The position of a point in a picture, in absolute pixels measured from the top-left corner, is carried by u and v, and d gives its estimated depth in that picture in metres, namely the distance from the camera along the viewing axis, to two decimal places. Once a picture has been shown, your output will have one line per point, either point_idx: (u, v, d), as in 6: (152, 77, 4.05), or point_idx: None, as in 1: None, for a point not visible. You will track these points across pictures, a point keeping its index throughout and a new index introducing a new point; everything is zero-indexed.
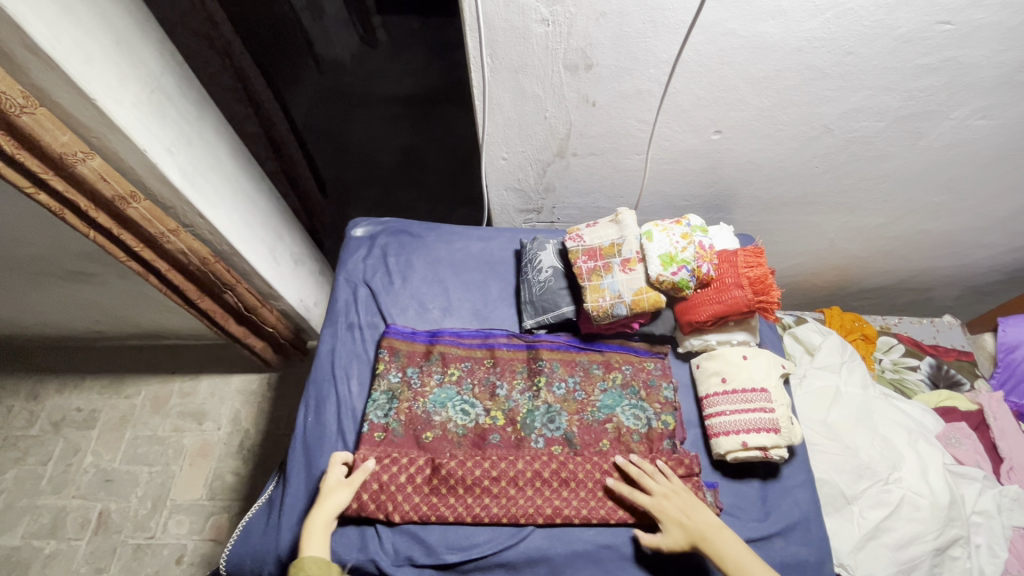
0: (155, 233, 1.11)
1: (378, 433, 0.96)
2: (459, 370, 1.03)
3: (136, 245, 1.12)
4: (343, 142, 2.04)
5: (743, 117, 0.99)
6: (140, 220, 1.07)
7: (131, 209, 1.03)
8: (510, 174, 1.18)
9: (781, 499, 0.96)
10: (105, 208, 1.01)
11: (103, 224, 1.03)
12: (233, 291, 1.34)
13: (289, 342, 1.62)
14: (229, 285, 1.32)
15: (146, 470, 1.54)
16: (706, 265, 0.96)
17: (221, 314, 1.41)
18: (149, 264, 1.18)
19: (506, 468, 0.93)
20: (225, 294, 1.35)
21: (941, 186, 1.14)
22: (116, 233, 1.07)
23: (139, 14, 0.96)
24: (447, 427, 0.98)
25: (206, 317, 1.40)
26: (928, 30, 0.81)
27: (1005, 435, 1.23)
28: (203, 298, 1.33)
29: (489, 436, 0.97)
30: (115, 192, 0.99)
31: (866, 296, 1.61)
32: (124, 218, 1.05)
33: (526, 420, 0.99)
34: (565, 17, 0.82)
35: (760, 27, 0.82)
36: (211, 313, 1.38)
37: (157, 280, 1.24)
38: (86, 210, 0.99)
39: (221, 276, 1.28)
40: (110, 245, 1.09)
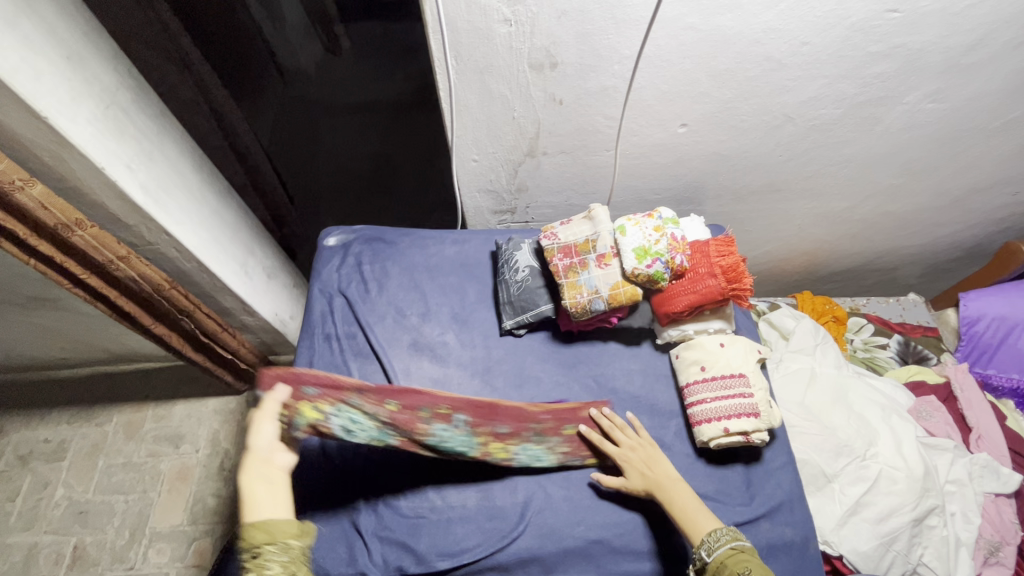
0: (103, 260, 1.08)
1: (313, 417, 0.86)
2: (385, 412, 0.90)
3: (81, 274, 1.09)
4: (310, 149, 2.01)
5: (705, 110, 1.01)
6: (86, 248, 1.04)
7: (76, 235, 1.00)
8: (481, 175, 1.17)
9: (764, 482, 0.98)
10: (47, 237, 0.99)
11: (45, 253, 1.00)
12: (190, 317, 1.32)
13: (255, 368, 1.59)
14: (185, 311, 1.29)
15: (122, 498, 1.49)
16: (680, 256, 0.97)
17: (179, 340, 1.37)
18: (97, 291, 1.15)
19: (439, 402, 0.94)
20: (181, 321, 1.32)
21: (898, 168, 1.18)
22: (60, 262, 1.04)
23: (88, 27, 0.92)
24: (377, 410, 0.90)
25: (163, 344, 1.37)
26: (877, 18, 0.84)
27: (972, 405, 1.27)
28: (157, 324, 1.30)
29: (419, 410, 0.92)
30: (57, 220, 0.96)
31: (836, 279, 1.65)
32: (70, 245, 1.03)
33: (437, 433, 0.91)
34: (527, 17, 0.82)
35: (718, 20, 0.83)
36: (166, 339, 1.34)
37: (107, 306, 1.20)
38: (24, 236, 0.95)
39: (177, 301, 1.26)
40: (53, 275, 1.07)
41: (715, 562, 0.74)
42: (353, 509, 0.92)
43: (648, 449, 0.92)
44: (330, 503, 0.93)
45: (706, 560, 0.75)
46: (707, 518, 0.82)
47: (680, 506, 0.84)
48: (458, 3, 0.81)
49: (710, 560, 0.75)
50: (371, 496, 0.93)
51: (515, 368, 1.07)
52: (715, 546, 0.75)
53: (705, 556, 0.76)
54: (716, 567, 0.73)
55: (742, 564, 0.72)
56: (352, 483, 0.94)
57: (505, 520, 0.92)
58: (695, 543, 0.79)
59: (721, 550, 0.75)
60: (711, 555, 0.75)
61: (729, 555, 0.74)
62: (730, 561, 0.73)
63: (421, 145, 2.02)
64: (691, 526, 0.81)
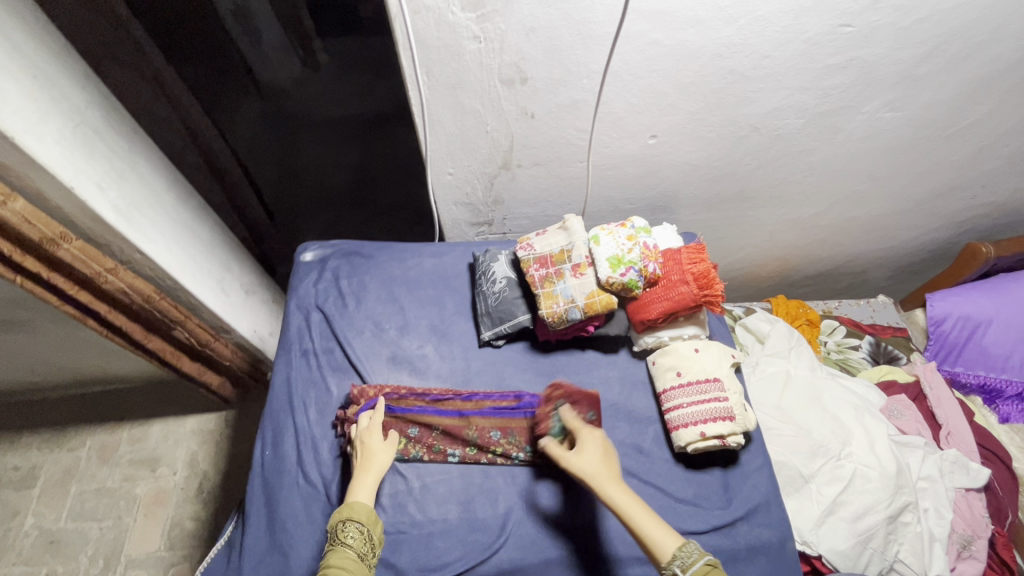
0: (91, 273, 1.04)
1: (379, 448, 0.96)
2: (407, 439, 0.97)
3: (69, 288, 1.06)
4: (289, 165, 2.00)
5: (673, 121, 1.04)
6: (74, 262, 1.01)
7: (63, 250, 0.97)
8: (457, 188, 1.18)
9: (741, 485, 0.99)
10: (32, 252, 0.96)
11: (31, 269, 0.98)
12: (183, 326, 1.28)
13: (248, 374, 1.55)
14: (177, 321, 1.26)
15: (96, 525, 1.45)
16: (652, 264, 0.99)
17: (171, 352, 1.35)
18: (87, 306, 1.12)
19: (463, 420, 0.99)
20: (174, 331, 1.29)
21: (862, 175, 1.23)
22: (47, 277, 1.01)
23: (57, 47, 0.92)
24: (424, 440, 0.97)
25: (156, 358, 1.34)
26: (831, 33, 0.88)
27: (941, 402, 1.31)
28: (150, 338, 1.28)
29: (476, 426, 0.99)
30: (41, 234, 0.93)
31: (809, 283, 1.69)
32: (56, 260, 0.99)
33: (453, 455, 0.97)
34: (496, 34, 0.84)
35: (681, 35, 0.86)
36: (160, 353, 1.32)
37: (97, 322, 1.17)
38: (10, 253, 0.93)
39: (167, 312, 1.22)
40: (40, 290, 1.03)
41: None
42: None
43: (605, 447, 0.86)
44: (308, 521, 0.91)
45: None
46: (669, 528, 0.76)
47: (645, 515, 0.77)
48: (427, 21, 0.82)
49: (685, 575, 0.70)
50: None
51: (494, 379, 1.07)
52: (690, 562, 0.70)
53: (679, 571, 0.70)
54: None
55: None
56: (332, 501, 0.93)
57: (485, 532, 0.92)
58: (664, 557, 0.72)
59: (697, 566, 0.70)
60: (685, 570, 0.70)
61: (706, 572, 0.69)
62: None
63: (399, 160, 2.03)
64: (657, 538, 0.74)
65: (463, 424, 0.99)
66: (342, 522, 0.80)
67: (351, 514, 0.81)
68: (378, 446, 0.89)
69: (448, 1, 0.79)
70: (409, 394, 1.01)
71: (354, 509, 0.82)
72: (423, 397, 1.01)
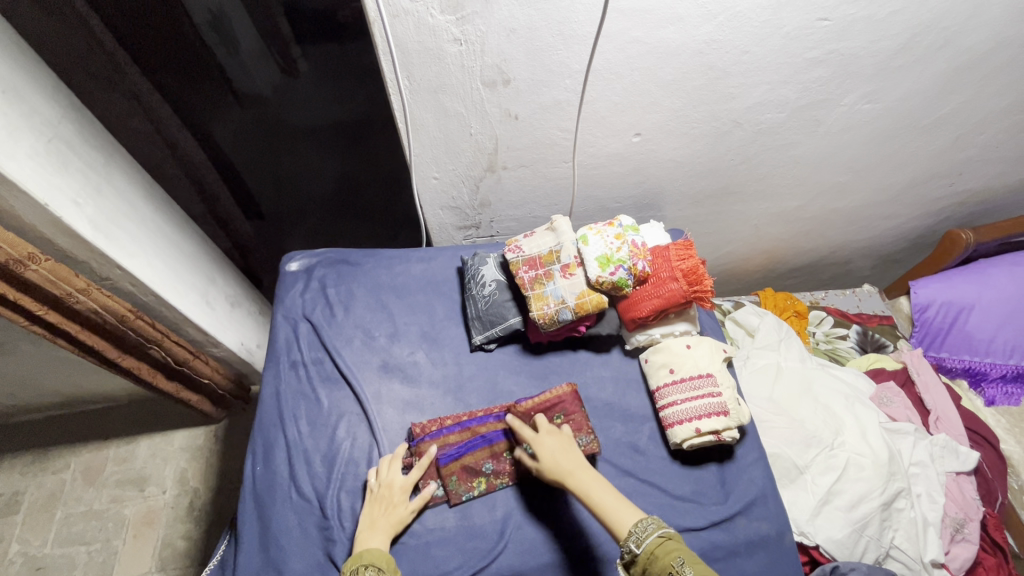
0: (62, 294, 1.02)
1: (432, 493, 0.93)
2: (454, 484, 0.93)
3: (38, 309, 1.02)
4: (270, 173, 1.97)
5: (657, 119, 1.04)
6: (44, 282, 0.98)
7: (31, 271, 0.95)
8: (443, 192, 1.17)
9: (737, 479, 0.99)
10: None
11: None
12: (160, 345, 1.26)
13: (230, 393, 1.53)
14: (154, 340, 1.23)
15: (83, 549, 1.41)
16: (642, 262, 0.99)
17: (148, 371, 1.31)
18: (56, 327, 1.08)
19: (496, 450, 0.96)
20: (150, 350, 1.26)
21: (843, 167, 1.24)
22: (13, 299, 0.97)
23: (25, 61, 0.89)
24: (470, 478, 0.94)
25: (132, 376, 1.30)
26: (809, 27, 0.89)
27: (929, 388, 1.32)
28: (124, 356, 1.24)
29: (504, 452, 0.97)
30: (9, 255, 0.90)
31: (795, 275, 1.71)
32: (26, 281, 0.97)
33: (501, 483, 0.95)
34: (476, 36, 0.84)
35: (661, 33, 0.86)
36: (136, 371, 1.28)
37: (68, 343, 1.13)
38: None
39: (144, 331, 1.20)
40: (9, 312, 1.00)
41: (646, 553, 0.72)
42: (327, 541, 0.89)
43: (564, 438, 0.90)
44: (303, 537, 0.90)
45: (636, 551, 0.73)
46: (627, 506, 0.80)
47: (606, 496, 0.80)
48: (407, 24, 0.81)
49: (641, 549, 0.73)
50: (349, 525, 0.91)
51: (487, 384, 1.06)
52: (644, 536, 0.73)
53: (634, 547, 0.73)
54: (649, 558, 0.72)
55: (673, 555, 0.71)
56: (329, 514, 0.91)
57: (483, 539, 0.91)
58: (622, 534, 0.75)
59: (652, 537, 0.73)
60: (640, 546, 0.73)
61: (659, 544, 0.73)
62: (662, 550, 0.72)
63: (383, 166, 2.02)
64: (614, 516, 0.77)
65: (491, 454, 0.96)
66: (364, 567, 0.79)
67: (367, 560, 0.80)
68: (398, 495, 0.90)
69: (427, 5, 0.78)
70: (430, 437, 0.96)
71: (372, 554, 0.81)
72: (450, 432, 0.97)
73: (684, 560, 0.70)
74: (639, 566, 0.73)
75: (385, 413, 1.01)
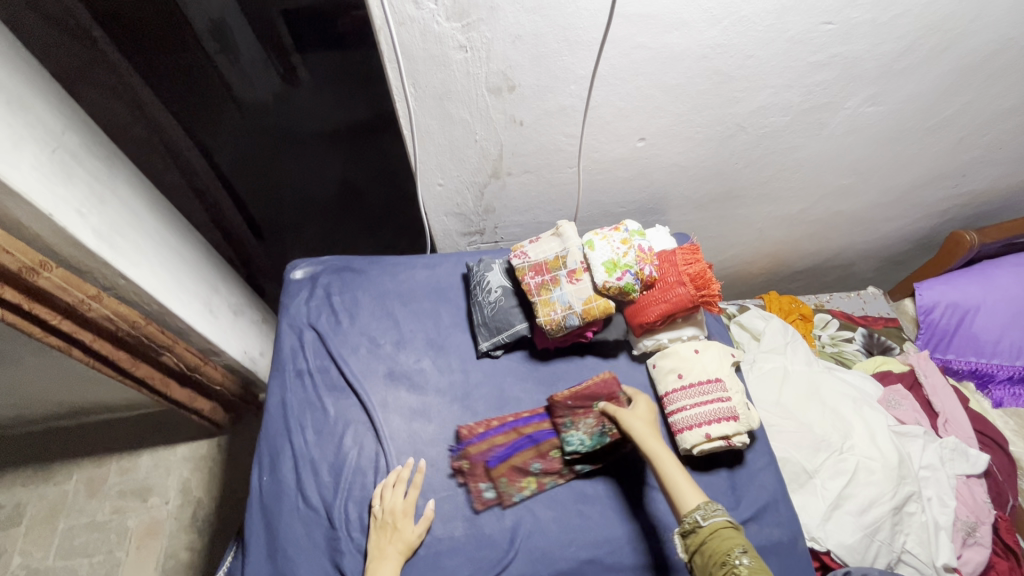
0: (74, 302, 1.02)
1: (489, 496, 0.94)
2: (505, 484, 0.95)
3: (53, 319, 1.02)
4: (271, 180, 1.97)
5: (661, 124, 1.04)
6: (55, 292, 0.98)
7: (43, 280, 0.95)
8: (447, 199, 1.17)
9: (748, 485, 0.98)
10: (10, 282, 0.93)
11: (11, 300, 0.94)
12: (171, 352, 1.25)
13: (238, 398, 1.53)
14: (165, 347, 1.23)
15: (86, 561, 1.40)
16: (649, 267, 0.98)
17: (161, 379, 1.31)
18: (71, 337, 1.08)
19: (544, 450, 0.98)
20: (162, 357, 1.26)
21: (846, 170, 1.24)
22: (27, 308, 0.97)
23: (29, 71, 0.89)
24: (521, 478, 0.95)
25: (145, 386, 1.31)
26: (813, 30, 0.89)
27: (936, 391, 1.32)
28: (138, 364, 1.24)
29: (551, 451, 0.98)
30: (22, 264, 0.90)
31: (799, 278, 1.71)
32: (34, 292, 0.97)
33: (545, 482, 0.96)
34: (482, 43, 0.84)
35: (666, 38, 0.86)
36: (149, 380, 1.28)
37: (83, 352, 1.13)
38: None
39: (155, 338, 1.19)
40: (23, 322, 0.99)
41: (710, 529, 0.71)
42: (335, 552, 0.88)
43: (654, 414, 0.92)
44: (311, 547, 0.89)
45: (700, 523, 0.72)
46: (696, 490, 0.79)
47: (677, 470, 0.80)
48: (412, 31, 0.81)
49: (705, 524, 0.72)
50: (357, 535, 0.90)
51: (494, 391, 1.05)
52: (712, 514, 0.72)
53: (699, 518, 0.72)
54: (710, 534, 0.71)
55: (735, 541, 0.70)
56: (336, 524, 0.90)
57: (493, 548, 0.90)
58: (686, 508, 0.75)
59: (718, 519, 0.72)
60: (705, 520, 0.72)
61: (724, 527, 0.71)
62: (725, 533, 0.70)
63: (385, 174, 2.03)
64: (684, 490, 0.77)
65: (538, 454, 0.97)
66: None
67: None
68: (401, 520, 0.88)
69: (432, 12, 0.78)
70: (478, 439, 0.98)
71: None
72: (500, 432, 0.99)
73: (746, 549, 0.68)
74: (696, 539, 0.72)
75: (392, 421, 1.00)
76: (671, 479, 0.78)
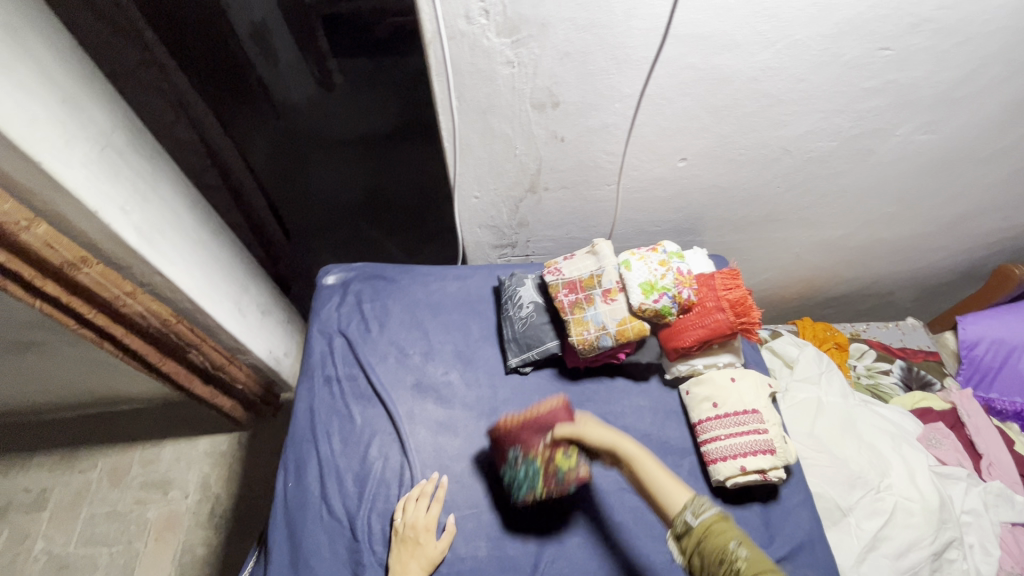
0: (110, 297, 1.04)
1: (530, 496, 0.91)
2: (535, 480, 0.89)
3: (88, 312, 1.05)
4: (302, 182, 2.00)
5: (704, 145, 1.02)
6: (93, 285, 1.00)
7: (82, 274, 0.97)
8: (482, 211, 1.17)
9: (782, 521, 0.95)
10: (53, 276, 0.95)
11: (51, 293, 0.97)
12: (198, 349, 1.27)
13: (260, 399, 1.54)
14: (193, 344, 1.25)
15: (106, 551, 1.42)
16: (687, 290, 0.95)
17: (185, 375, 1.33)
18: (104, 330, 1.11)
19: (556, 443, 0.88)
20: (189, 354, 1.27)
21: (892, 197, 1.20)
22: (65, 301, 1.00)
23: (85, 72, 0.91)
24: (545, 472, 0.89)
25: (170, 380, 1.32)
26: (870, 56, 0.86)
27: (980, 431, 1.27)
28: (165, 360, 1.26)
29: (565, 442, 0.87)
30: (64, 259, 0.93)
31: (833, 304, 1.66)
32: (73, 285, 0.99)
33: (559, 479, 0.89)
34: (530, 59, 0.83)
35: (717, 59, 0.85)
36: (174, 375, 1.30)
37: (113, 345, 1.16)
38: (31, 278, 0.93)
39: (184, 336, 1.21)
40: (58, 314, 1.02)
41: (702, 527, 0.66)
42: (356, 564, 0.88)
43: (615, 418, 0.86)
44: (332, 558, 0.88)
45: (692, 522, 0.67)
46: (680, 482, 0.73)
47: (655, 470, 0.74)
48: (462, 46, 0.81)
49: (696, 522, 0.67)
50: (378, 548, 0.89)
51: (522, 408, 1.03)
52: (702, 510, 0.67)
53: (691, 518, 0.67)
54: (703, 533, 0.66)
55: (730, 534, 0.65)
56: (359, 536, 0.89)
57: (514, 570, 0.89)
58: (676, 508, 0.70)
59: (708, 513, 0.67)
60: (697, 518, 0.67)
61: (717, 520, 0.66)
62: (717, 527, 0.65)
63: (415, 180, 2.04)
64: (670, 489, 0.72)
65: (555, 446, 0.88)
66: None
67: None
68: (424, 536, 0.87)
69: (483, 28, 0.78)
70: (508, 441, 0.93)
71: None
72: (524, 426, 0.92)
73: (742, 541, 0.63)
74: (691, 540, 0.67)
75: (418, 434, 0.99)
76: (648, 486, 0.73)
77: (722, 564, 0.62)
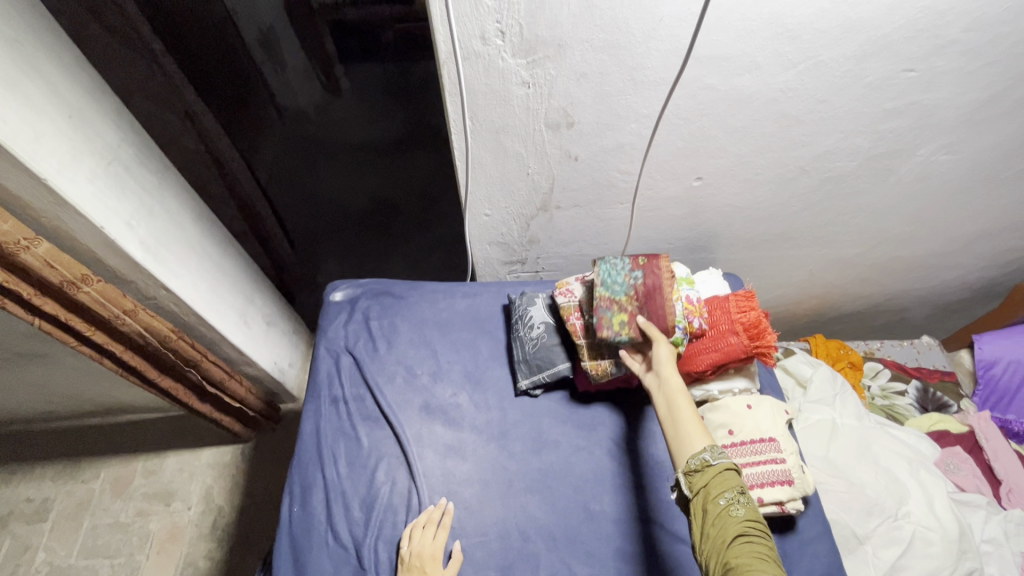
0: (110, 315, 1.02)
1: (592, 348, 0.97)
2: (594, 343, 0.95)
3: (88, 330, 1.03)
4: (308, 190, 1.98)
5: (721, 164, 1.00)
6: (94, 303, 0.98)
7: (83, 293, 0.95)
8: (492, 228, 1.15)
9: (801, 553, 0.93)
10: (56, 293, 0.94)
11: (52, 311, 0.95)
12: (198, 367, 1.25)
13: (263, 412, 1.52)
14: (194, 361, 1.23)
15: (107, 563, 1.40)
16: (697, 319, 0.96)
17: (183, 391, 1.31)
18: (103, 347, 1.09)
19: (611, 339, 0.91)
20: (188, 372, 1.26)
21: (910, 216, 1.18)
22: (67, 319, 0.98)
23: (94, 87, 0.90)
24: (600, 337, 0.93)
25: (167, 395, 1.31)
26: (893, 77, 0.84)
27: (998, 456, 1.24)
28: (163, 377, 1.24)
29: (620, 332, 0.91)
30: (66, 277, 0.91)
31: (846, 321, 1.63)
32: (76, 302, 0.97)
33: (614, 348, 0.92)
34: (545, 79, 0.81)
35: (736, 81, 0.83)
36: (172, 391, 1.28)
37: (113, 361, 1.14)
38: (31, 297, 0.91)
39: (185, 352, 1.19)
40: (58, 332, 1.00)
41: (717, 468, 0.66)
42: None
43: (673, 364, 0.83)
44: None
45: (710, 460, 0.67)
46: (701, 425, 0.72)
47: (682, 404, 0.74)
48: (476, 66, 0.79)
49: (714, 463, 0.67)
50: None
51: (532, 432, 1.01)
52: (720, 456, 0.67)
53: (708, 458, 0.67)
54: (713, 474, 0.66)
55: (737, 486, 0.66)
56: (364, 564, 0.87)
57: None
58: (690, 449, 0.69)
59: (725, 461, 0.67)
60: (714, 459, 0.67)
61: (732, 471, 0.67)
62: (730, 476, 0.66)
63: (423, 189, 2.02)
64: (690, 431, 0.71)
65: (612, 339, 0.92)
66: None
67: None
68: (430, 565, 0.84)
69: (499, 48, 0.77)
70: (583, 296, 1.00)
71: None
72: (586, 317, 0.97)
73: (744, 494, 0.65)
74: (701, 476, 0.67)
75: (426, 458, 0.97)
76: (669, 419, 0.73)
77: (717, 502, 0.64)
